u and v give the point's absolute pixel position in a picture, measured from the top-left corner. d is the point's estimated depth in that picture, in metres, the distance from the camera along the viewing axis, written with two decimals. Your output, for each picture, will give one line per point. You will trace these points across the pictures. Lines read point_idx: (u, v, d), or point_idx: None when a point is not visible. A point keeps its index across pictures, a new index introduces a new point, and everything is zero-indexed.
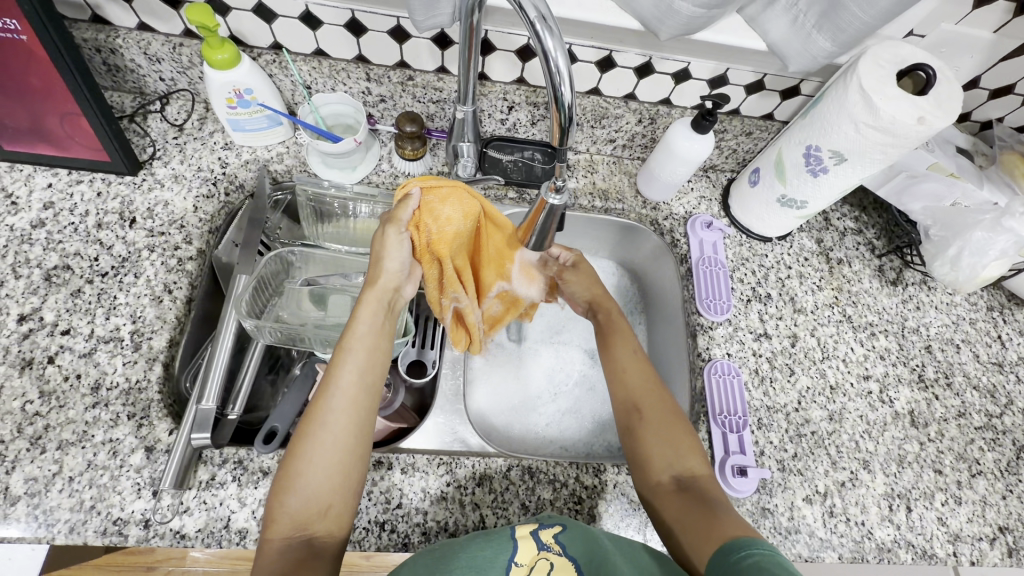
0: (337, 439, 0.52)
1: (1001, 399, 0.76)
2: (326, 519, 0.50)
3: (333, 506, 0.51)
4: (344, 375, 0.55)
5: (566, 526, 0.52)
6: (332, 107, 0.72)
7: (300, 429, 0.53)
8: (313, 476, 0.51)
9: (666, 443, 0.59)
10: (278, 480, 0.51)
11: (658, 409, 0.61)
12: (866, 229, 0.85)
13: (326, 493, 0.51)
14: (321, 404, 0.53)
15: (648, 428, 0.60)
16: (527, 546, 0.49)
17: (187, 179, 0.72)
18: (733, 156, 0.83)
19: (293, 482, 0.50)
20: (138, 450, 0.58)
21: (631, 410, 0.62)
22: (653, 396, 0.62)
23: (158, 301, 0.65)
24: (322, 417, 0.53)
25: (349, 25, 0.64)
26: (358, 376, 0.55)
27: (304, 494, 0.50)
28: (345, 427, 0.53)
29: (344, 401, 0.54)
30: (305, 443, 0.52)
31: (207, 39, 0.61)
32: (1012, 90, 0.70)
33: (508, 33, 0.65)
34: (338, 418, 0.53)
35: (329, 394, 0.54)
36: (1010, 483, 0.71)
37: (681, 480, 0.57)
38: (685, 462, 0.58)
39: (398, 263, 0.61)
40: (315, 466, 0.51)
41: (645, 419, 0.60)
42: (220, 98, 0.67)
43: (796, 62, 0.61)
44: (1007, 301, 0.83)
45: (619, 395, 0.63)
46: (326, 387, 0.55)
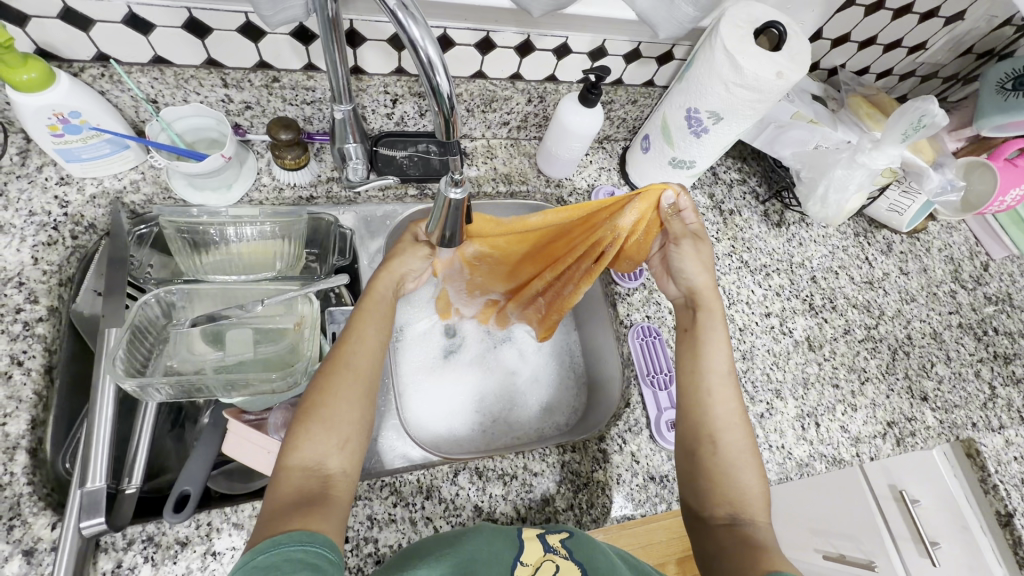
0: (361, 380, 0.54)
1: (875, 312, 0.87)
2: (341, 458, 0.50)
3: (350, 444, 0.51)
4: (368, 331, 0.58)
5: (573, 533, 0.54)
6: (187, 121, 0.63)
7: (322, 372, 0.54)
8: (339, 410, 0.51)
9: (729, 467, 0.58)
10: (298, 415, 0.51)
11: (734, 442, 0.59)
12: (749, 179, 0.92)
13: (346, 430, 0.51)
14: (343, 351, 0.55)
15: (714, 459, 0.58)
16: (534, 549, 0.51)
17: (17, 228, 0.60)
18: (623, 125, 0.85)
19: (320, 417, 0.51)
20: (14, 557, 0.48)
21: (704, 432, 0.60)
22: (737, 429, 0.60)
23: (5, 378, 0.54)
24: (347, 361, 0.55)
25: (189, 26, 0.56)
26: (378, 337, 0.58)
27: (328, 431, 0.50)
28: (367, 372, 0.55)
29: (366, 349, 0.56)
30: (334, 380, 0.53)
31: (3, 57, 0.50)
32: (849, 38, 0.78)
33: (376, 22, 0.60)
34: (361, 365, 0.55)
35: (352, 344, 0.56)
36: (892, 383, 0.82)
37: (737, 517, 0.56)
38: (744, 489, 0.57)
39: (421, 263, 0.65)
40: (342, 402, 0.52)
41: (717, 448, 0.59)
42: (39, 126, 0.56)
43: (665, 29, 0.62)
44: (869, 226, 0.94)
45: (692, 417, 0.61)
46: (347, 336, 0.57)
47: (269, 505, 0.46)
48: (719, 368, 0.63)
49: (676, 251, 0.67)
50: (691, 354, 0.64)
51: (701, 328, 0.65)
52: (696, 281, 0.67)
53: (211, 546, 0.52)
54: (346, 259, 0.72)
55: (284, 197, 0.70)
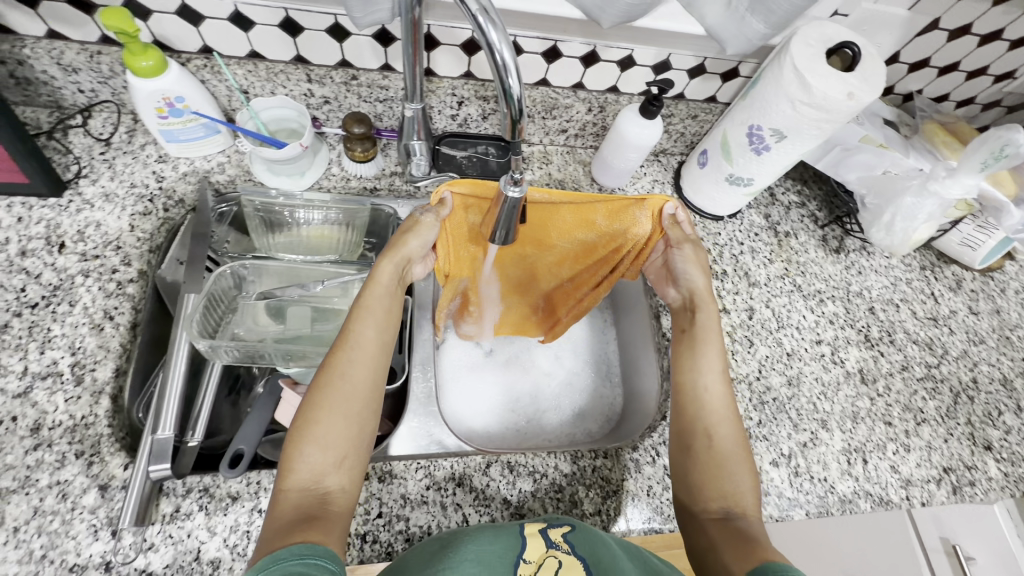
0: (354, 391, 0.52)
1: (938, 350, 0.83)
2: (339, 475, 0.50)
3: (348, 459, 0.50)
4: (365, 327, 0.56)
5: (575, 527, 0.54)
6: (273, 111, 0.69)
7: (316, 379, 0.53)
8: (331, 425, 0.50)
9: (721, 469, 0.57)
10: (292, 432, 0.50)
11: (729, 444, 0.58)
12: (809, 202, 0.89)
13: (340, 445, 0.50)
14: (339, 354, 0.54)
15: (699, 453, 0.58)
16: (535, 544, 0.51)
17: (120, 197, 0.67)
18: (681, 140, 0.85)
19: (313, 434, 0.50)
20: (91, 489, 0.54)
21: (699, 430, 0.59)
22: (738, 448, 0.58)
23: (98, 330, 0.60)
24: (341, 370, 0.53)
25: (284, 25, 0.62)
26: (378, 335, 0.56)
27: (322, 445, 0.50)
28: (362, 381, 0.53)
29: (362, 355, 0.54)
30: (325, 395, 0.51)
31: (128, 45, 0.56)
32: (928, 63, 0.75)
33: (452, 28, 0.64)
34: (358, 371, 0.53)
35: (347, 351, 0.54)
36: (951, 427, 0.77)
37: (730, 513, 0.55)
38: (737, 491, 0.56)
39: (423, 242, 0.62)
40: (335, 416, 0.51)
41: (714, 445, 0.58)
42: (148, 107, 0.63)
43: (733, 45, 0.62)
44: (937, 260, 0.89)
45: (688, 415, 0.60)
46: (343, 342, 0.55)
47: (269, 526, 0.46)
48: (716, 368, 0.61)
49: (678, 257, 0.67)
50: (678, 354, 0.64)
51: (699, 329, 0.63)
52: (692, 283, 0.66)
53: (258, 503, 0.56)
54: None
55: (350, 186, 0.75)
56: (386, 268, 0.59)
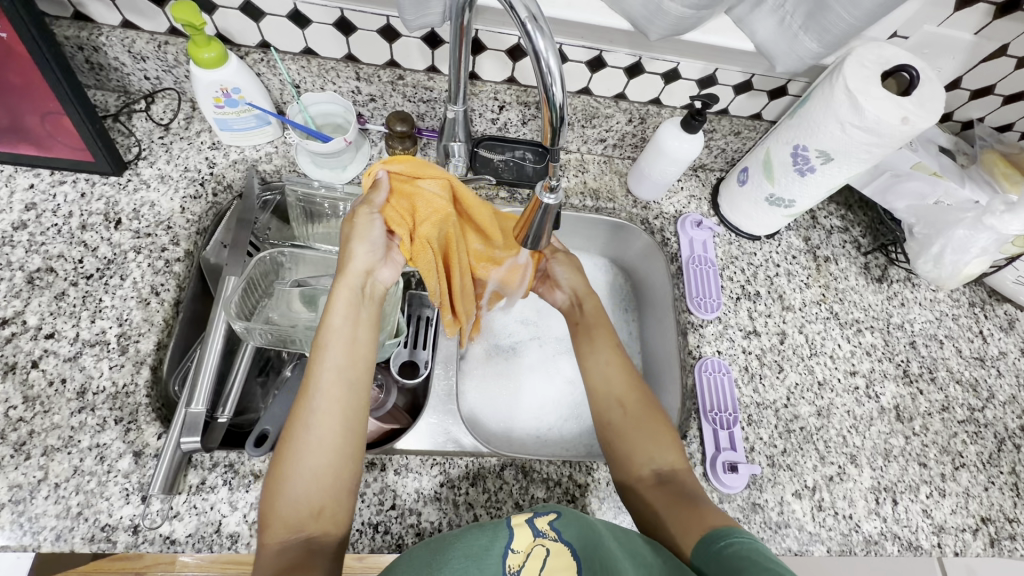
0: (321, 436, 0.53)
1: (983, 393, 0.78)
2: (317, 524, 0.51)
3: (323, 508, 0.51)
4: (325, 368, 0.55)
5: (561, 513, 0.52)
6: (322, 106, 0.71)
7: (285, 430, 0.54)
8: (302, 473, 0.52)
9: (638, 441, 0.61)
10: (268, 486, 0.52)
11: (640, 416, 0.63)
12: (852, 227, 0.86)
13: (313, 496, 0.51)
14: (304, 400, 0.54)
15: (622, 433, 0.62)
16: (523, 534, 0.49)
17: (174, 180, 0.71)
18: (722, 156, 0.83)
19: (282, 488, 0.51)
20: (126, 455, 0.56)
21: (613, 409, 0.64)
22: (651, 420, 0.63)
23: (144, 304, 0.64)
24: (303, 417, 0.53)
25: (339, 24, 0.64)
26: (341, 374, 0.56)
27: (293, 497, 0.51)
28: (327, 426, 0.53)
29: (325, 399, 0.54)
30: (292, 443, 0.53)
31: (193, 37, 0.60)
32: (992, 90, 0.71)
33: (499, 33, 0.65)
34: (321, 418, 0.53)
35: (309, 395, 0.54)
36: (992, 475, 0.73)
37: (661, 474, 0.59)
38: (664, 456, 0.60)
39: (368, 245, 0.59)
40: (301, 466, 0.52)
41: (626, 419, 0.63)
42: (207, 97, 0.66)
43: (784, 63, 0.60)
44: (988, 297, 0.85)
45: (598, 399, 0.66)
46: (306, 387, 0.55)
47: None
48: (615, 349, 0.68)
49: (556, 267, 0.74)
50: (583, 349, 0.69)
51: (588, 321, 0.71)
52: (573, 283, 0.73)
53: None
54: None
55: None
56: (342, 296, 0.58)
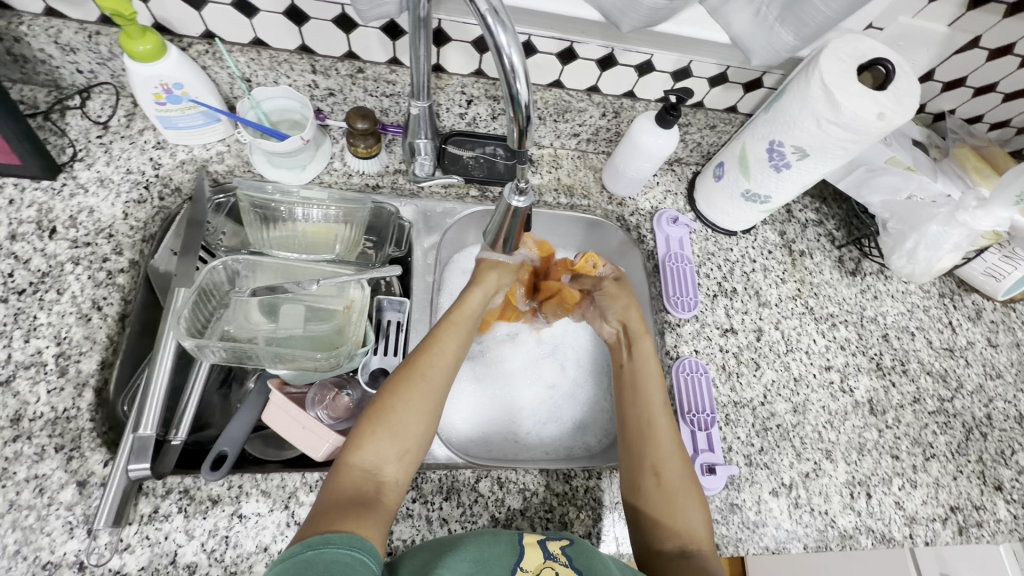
0: (429, 396, 0.57)
1: (952, 383, 0.79)
2: (398, 465, 0.54)
3: (410, 453, 0.55)
4: (450, 341, 0.62)
5: (573, 541, 0.54)
6: (275, 102, 0.66)
7: (400, 372, 0.58)
8: (406, 419, 0.55)
9: (675, 507, 0.58)
10: (371, 416, 0.55)
11: (677, 475, 0.60)
12: (827, 221, 0.86)
13: (410, 438, 0.55)
14: (420, 361, 0.59)
15: (660, 489, 0.59)
16: (534, 554, 0.51)
17: (115, 183, 0.66)
18: (697, 150, 0.82)
19: (388, 421, 0.55)
20: (69, 485, 0.52)
21: (650, 472, 0.60)
22: (686, 490, 0.59)
23: (85, 320, 0.59)
24: (424, 371, 0.59)
25: (289, 13, 0.59)
26: (457, 348, 0.63)
27: (396, 433, 0.54)
28: (437, 391, 0.58)
29: (443, 361, 0.60)
30: (406, 388, 0.57)
31: (125, 28, 0.54)
32: (964, 82, 0.71)
33: (463, 23, 0.61)
34: (437, 374, 0.59)
35: (432, 355, 0.60)
36: (961, 464, 0.74)
37: (684, 549, 0.57)
38: (691, 527, 0.58)
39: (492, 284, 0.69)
40: (411, 410, 0.56)
41: (660, 485, 0.59)
42: (146, 93, 0.61)
43: (759, 56, 0.58)
44: (957, 287, 0.86)
45: (633, 454, 0.61)
46: (427, 348, 0.61)
47: (332, 489, 0.51)
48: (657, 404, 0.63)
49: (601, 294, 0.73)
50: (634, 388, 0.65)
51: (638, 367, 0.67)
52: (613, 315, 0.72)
53: (239, 508, 0.54)
54: (401, 251, 0.73)
55: (351, 183, 0.72)
56: (476, 294, 0.67)
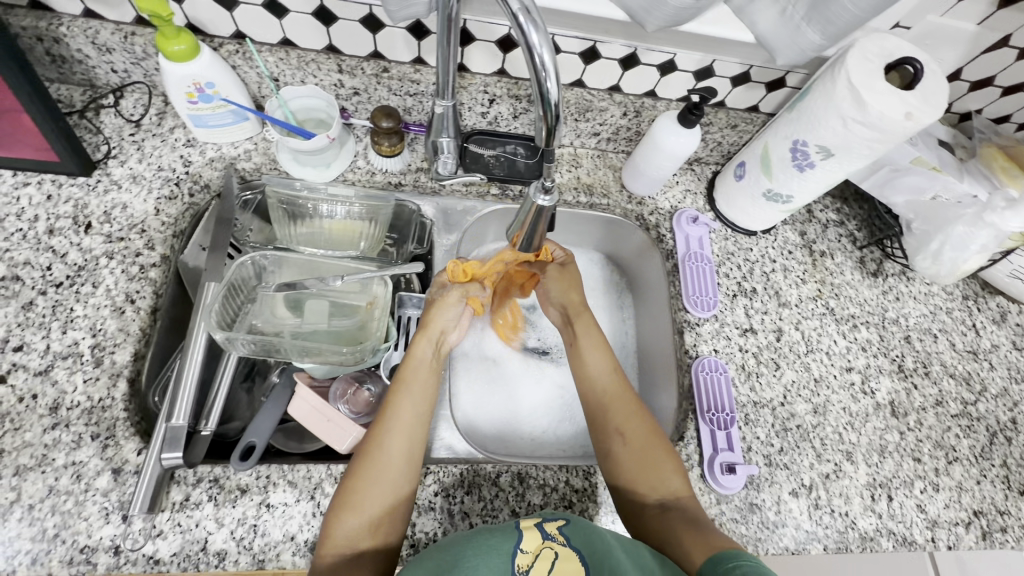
0: (390, 462, 0.56)
1: (976, 386, 0.78)
2: (372, 540, 0.53)
3: (382, 526, 0.53)
4: (402, 403, 0.61)
5: (571, 521, 0.54)
6: (302, 101, 0.68)
7: (358, 455, 0.57)
8: (368, 495, 0.54)
9: (647, 468, 0.60)
10: (333, 506, 0.54)
11: (643, 437, 0.62)
12: (848, 221, 0.85)
13: (377, 512, 0.53)
14: (379, 430, 0.58)
15: (628, 453, 0.62)
16: (532, 536, 0.51)
17: (147, 180, 0.67)
18: (718, 149, 0.81)
19: (351, 502, 0.53)
20: (104, 472, 0.54)
21: (613, 435, 0.64)
22: (652, 445, 0.62)
23: (119, 312, 0.61)
24: (379, 441, 0.57)
25: (318, 13, 0.60)
26: (414, 406, 0.61)
27: (362, 513, 0.53)
28: (399, 453, 0.57)
29: (399, 423, 0.59)
30: (364, 466, 0.55)
31: (161, 29, 0.56)
32: (993, 81, 0.70)
33: (487, 23, 0.62)
34: (394, 441, 0.58)
35: (387, 425, 0.59)
36: (985, 468, 0.73)
37: (666, 503, 0.59)
38: (668, 482, 0.59)
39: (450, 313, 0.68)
40: (372, 483, 0.54)
41: (626, 443, 0.62)
42: (179, 92, 0.62)
43: (784, 55, 0.58)
44: (982, 290, 0.85)
45: (597, 419, 0.66)
46: (383, 416, 0.60)
47: None
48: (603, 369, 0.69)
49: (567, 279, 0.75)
50: (580, 362, 0.70)
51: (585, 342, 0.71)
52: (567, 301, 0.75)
53: (267, 498, 0.56)
54: (422, 248, 0.75)
55: (374, 180, 0.73)
56: (423, 343, 0.66)
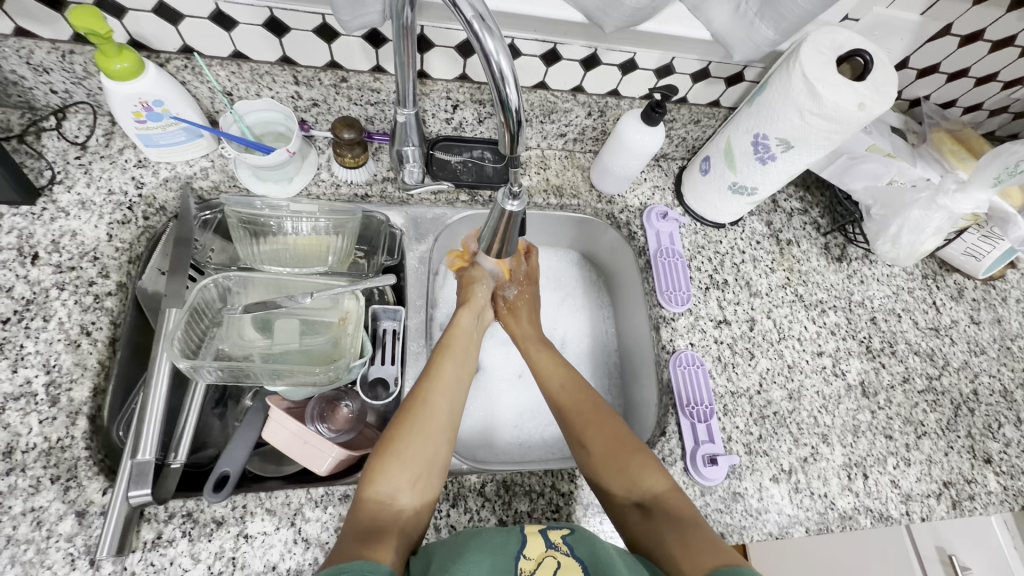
0: (433, 423, 0.60)
1: (939, 361, 0.81)
2: (413, 491, 0.55)
3: (421, 479, 0.56)
4: (446, 365, 0.64)
5: (575, 529, 0.55)
6: (259, 115, 0.65)
7: (403, 409, 0.60)
8: (411, 448, 0.57)
9: (628, 467, 0.60)
10: (379, 454, 0.57)
11: (613, 437, 0.63)
12: (811, 209, 0.87)
13: (416, 466, 0.56)
14: (423, 385, 0.62)
15: (596, 449, 0.63)
16: (535, 543, 0.52)
17: (97, 205, 0.64)
18: (682, 145, 0.82)
19: (395, 453, 0.57)
20: (67, 516, 0.51)
21: (577, 443, 0.65)
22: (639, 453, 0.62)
23: (74, 346, 0.58)
24: (424, 400, 0.61)
25: (269, 25, 0.58)
26: (456, 371, 0.65)
27: (405, 463, 0.56)
28: (442, 414, 0.61)
29: (439, 388, 0.62)
30: (410, 421, 0.59)
31: (101, 47, 0.53)
32: (938, 69, 0.73)
33: (445, 29, 0.61)
34: (437, 401, 0.61)
35: (431, 385, 0.62)
36: (951, 440, 0.76)
37: (645, 504, 0.59)
38: (649, 481, 0.59)
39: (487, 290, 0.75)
40: (415, 440, 0.58)
41: (591, 450, 0.63)
42: (125, 112, 0.60)
43: (741, 51, 0.59)
44: (939, 269, 0.88)
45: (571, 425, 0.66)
46: (427, 375, 0.63)
47: (349, 527, 0.51)
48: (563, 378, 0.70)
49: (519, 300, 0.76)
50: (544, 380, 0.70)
51: (537, 364, 0.72)
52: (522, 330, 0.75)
53: (244, 528, 0.54)
54: (394, 260, 0.73)
55: (340, 193, 0.72)
56: (466, 316, 0.71)
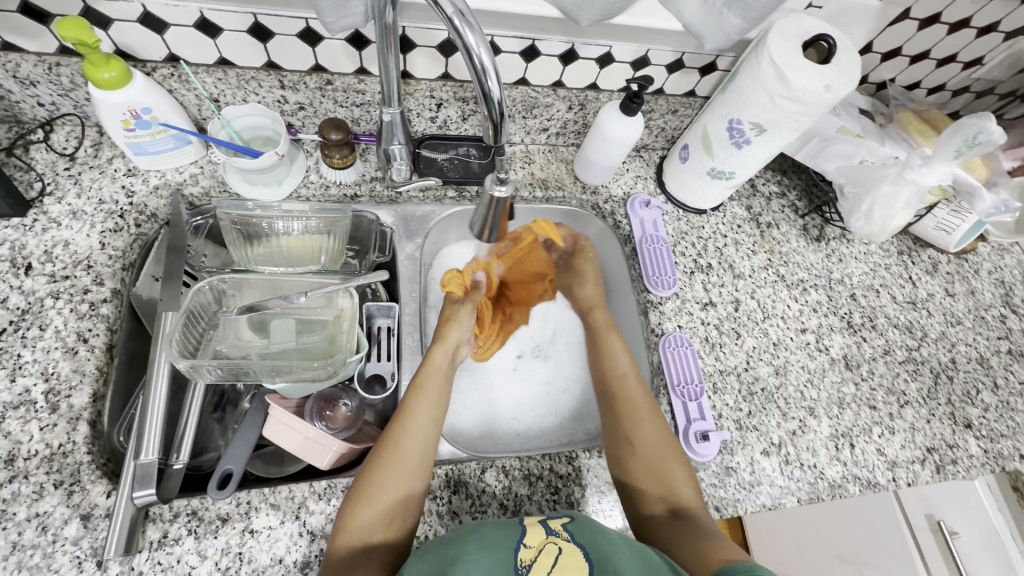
0: (408, 462, 0.57)
1: (917, 333, 0.84)
2: (384, 533, 0.53)
3: (394, 521, 0.54)
4: (421, 403, 0.62)
5: (574, 518, 0.57)
6: (246, 120, 0.67)
7: (378, 449, 0.58)
8: (383, 490, 0.54)
9: (656, 474, 0.61)
10: (351, 497, 0.54)
11: (659, 445, 0.62)
12: (789, 192, 0.90)
13: (388, 507, 0.54)
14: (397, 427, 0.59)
15: (636, 457, 0.62)
16: (534, 533, 0.53)
17: (88, 214, 0.65)
18: (662, 135, 0.85)
19: (367, 497, 0.54)
20: (72, 520, 0.52)
21: (624, 441, 0.63)
22: (671, 458, 0.61)
23: (72, 353, 0.58)
24: (397, 439, 0.58)
25: (254, 30, 0.60)
26: (431, 408, 0.62)
27: (376, 507, 0.53)
28: (418, 453, 0.58)
29: (414, 427, 0.59)
30: (383, 467, 0.56)
31: (88, 57, 0.54)
32: (900, 52, 0.76)
33: (426, 29, 0.63)
34: (411, 439, 0.58)
35: (405, 423, 0.59)
36: (932, 407, 0.79)
37: (676, 509, 0.59)
38: (678, 486, 0.60)
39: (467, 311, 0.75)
40: (387, 481, 0.55)
41: (637, 452, 0.62)
42: (114, 120, 0.60)
43: (711, 40, 0.62)
44: (914, 244, 0.91)
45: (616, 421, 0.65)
46: (401, 417, 0.60)
47: None
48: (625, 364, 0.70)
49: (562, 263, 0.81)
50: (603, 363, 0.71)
51: (605, 349, 0.72)
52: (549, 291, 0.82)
53: (249, 524, 0.55)
54: (385, 257, 0.75)
55: (330, 194, 0.73)
56: (440, 351, 0.68)
